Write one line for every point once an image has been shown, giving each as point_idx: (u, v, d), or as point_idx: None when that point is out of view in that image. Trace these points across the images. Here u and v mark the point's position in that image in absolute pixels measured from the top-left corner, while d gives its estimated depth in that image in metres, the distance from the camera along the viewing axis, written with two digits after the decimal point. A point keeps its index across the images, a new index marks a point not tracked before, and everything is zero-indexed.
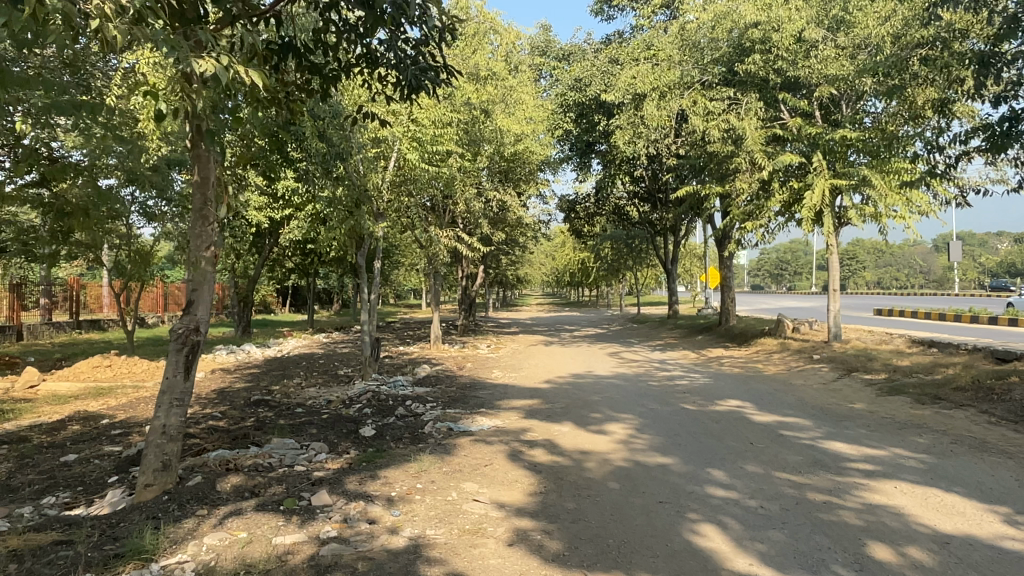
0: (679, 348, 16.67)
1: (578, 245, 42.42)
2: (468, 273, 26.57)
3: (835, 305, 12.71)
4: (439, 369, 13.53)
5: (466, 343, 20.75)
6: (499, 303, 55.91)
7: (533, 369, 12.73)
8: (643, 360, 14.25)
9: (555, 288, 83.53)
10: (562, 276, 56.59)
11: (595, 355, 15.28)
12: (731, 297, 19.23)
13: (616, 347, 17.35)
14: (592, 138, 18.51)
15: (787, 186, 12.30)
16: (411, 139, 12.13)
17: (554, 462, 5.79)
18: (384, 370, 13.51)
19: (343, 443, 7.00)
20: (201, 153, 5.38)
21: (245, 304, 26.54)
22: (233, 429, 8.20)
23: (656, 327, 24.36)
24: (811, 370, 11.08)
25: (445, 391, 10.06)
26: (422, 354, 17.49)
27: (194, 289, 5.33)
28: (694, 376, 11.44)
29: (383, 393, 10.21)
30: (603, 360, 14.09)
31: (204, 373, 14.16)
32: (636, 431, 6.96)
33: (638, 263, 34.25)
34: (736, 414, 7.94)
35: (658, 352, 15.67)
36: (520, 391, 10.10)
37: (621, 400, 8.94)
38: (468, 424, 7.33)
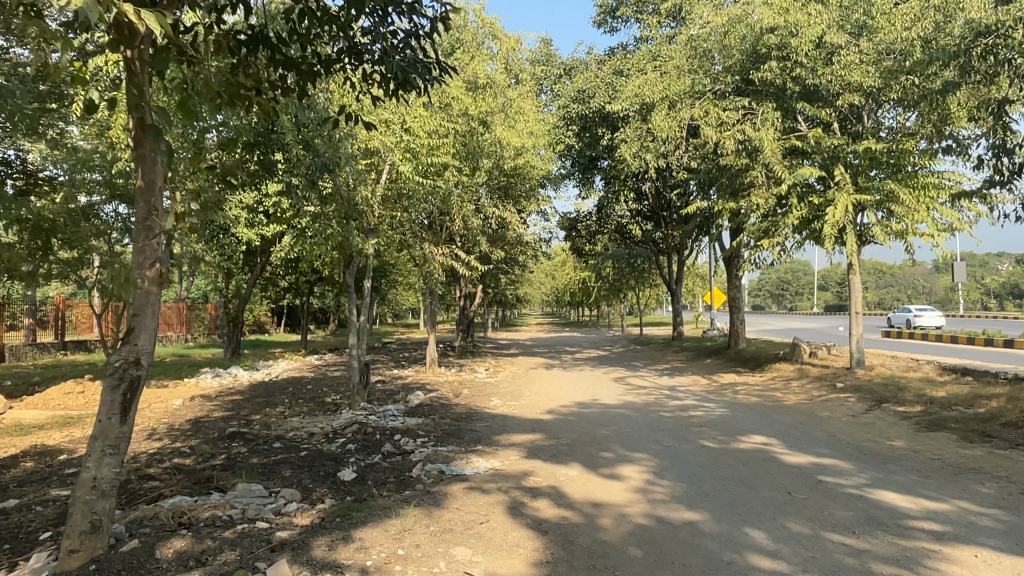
0: (688, 373, 15.79)
1: (578, 264, 41.67)
2: (466, 293, 25.76)
3: (857, 329, 11.87)
4: (433, 397, 12.64)
5: (464, 366, 19.88)
6: (498, 323, 55.05)
7: (534, 397, 11.86)
8: (651, 386, 13.38)
9: (555, 307, 82.63)
10: (561, 296, 55.80)
11: (600, 381, 14.40)
12: (740, 319, 18.39)
13: (621, 371, 16.48)
14: (595, 153, 17.79)
15: (807, 201, 11.49)
16: (404, 150, 11.34)
17: (563, 519, 4.91)
18: (374, 397, 12.61)
19: (318, 490, 6.10)
20: (145, 154, 4.52)
21: (235, 325, 25.64)
22: (199, 470, 7.30)
23: (660, 350, 23.49)
24: (836, 400, 10.22)
25: (438, 424, 9.17)
26: (417, 379, 16.60)
27: (134, 315, 4.46)
28: (709, 406, 10.56)
29: (370, 426, 9.32)
30: (608, 387, 13.22)
31: (182, 400, 13.26)
32: (654, 476, 6.08)
33: (640, 282, 33.48)
34: (764, 454, 7.06)
35: (666, 378, 14.80)
36: (521, 423, 9.23)
37: (633, 435, 8.06)
38: (461, 466, 6.44)
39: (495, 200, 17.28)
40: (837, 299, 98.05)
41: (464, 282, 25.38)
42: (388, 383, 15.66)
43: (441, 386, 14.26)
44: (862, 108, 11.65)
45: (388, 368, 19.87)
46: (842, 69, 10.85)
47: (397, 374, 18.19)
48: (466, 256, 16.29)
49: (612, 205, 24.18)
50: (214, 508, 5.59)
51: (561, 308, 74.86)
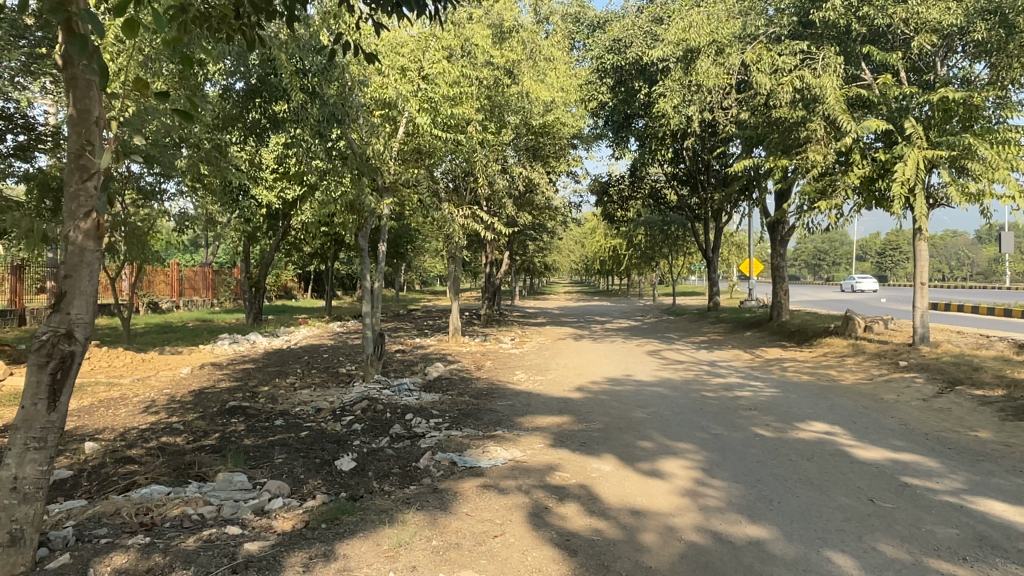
0: (728, 346, 14.72)
1: (609, 231, 40.46)
2: (493, 260, 24.82)
3: (923, 301, 10.70)
4: (454, 369, 11.78)
5: (489, 336, 19.02)
6: (526, 291, 54.13)
7: (563, 372, 10.93)
8: (689, 361, 12.37)
9: (585, 276, 81.39)
10: (591, 264, 54.63)
11: (634, 354, 13.41)
12: (784, 289, 17.20)
13: (656, 343, 15.46)
14: (631, 110, 16.60)
15: (870, 159, 10.28)
16: (421, 100, 10.31)
17: (597, 531, 4.00)
18: (390, 369, 11.80)
19: (310, 482, 5.25)
20: (77, 74, 3.59)
21: (257, 290, 25.03)
22: (186, 452, 6.53)
23: (695, 321, 22.38)
24: (900, 381, 9.14)
25: (456, 402, 8.30)
26: (439, 349, 15.77)
27: (65, 276, 3.58)
28: (756, 385, 9.54)
29: (382, 402, 8.49)
30: (643, 361, 12.25)
31: (190, 369, 12.60)
32: (703, 475, 5.14)
33: (674, 250, 32.24)
34: (830, 447, 6.06)
35: (705, 352, 13.76)
36: (548, 402, 8.32)
37: (674, 420, 7.10)
38: (477, 456, 5.56)
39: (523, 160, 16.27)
40: (875, 270, 95.31)
41: (492, 248, 24.44)
42: (409, 353, 14.84)
43: (464, 358, 13.40)
44: (934, 55, 10.34)
45: (411, 337, 19.09)
46: (920, 5, 9.59)
47: (420, 343, 17.39)
48: (490, 219, 15.34)
49: (646, 166, 22.98)
50: (185, 504, 4.78)
51: (591, 277, 73.67)
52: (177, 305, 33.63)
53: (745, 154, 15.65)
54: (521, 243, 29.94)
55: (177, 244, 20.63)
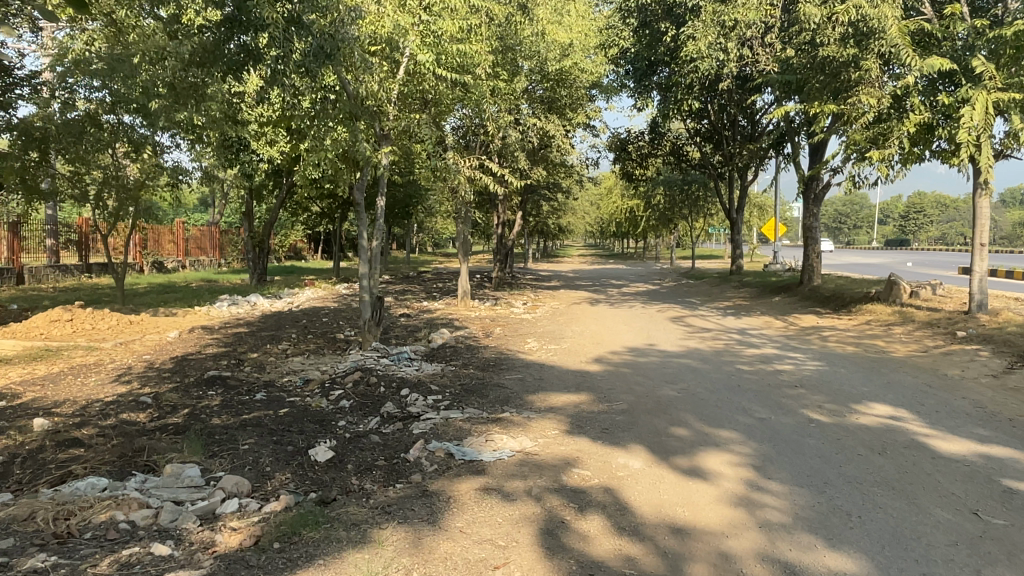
0: (757, 313, 13.68)
1: (627, 192, 39.15)
2: (505, 221, 23.74)
3: (983, 264, 9.60)
4: (461, 336, 10.84)
5: (501, 299, 18.08)
6: (539, 253, 53.03)
7: (579, 340, 9.96)
8: (718, 329, 11.35)
9: (600, 240, 79.93)
10: (607, 226, 53.39)
11: (656, 321, 12.39)
12: (815, 252, 16.09)
13: (678, 308, 14.44)
14: (655, 57, 15.36)
15: (930, 103, 9.07)
16: (419, 31, 9.38)
17: (630, 561, 3.05)
18: (391, 335, 10.88)
19: (277, 477, 4.34)
20: None
21: (261, 250, 24.13)
22: (144, 433, 5.63)
23: (717, 285, 21.29)
24: (962, 354, 8.08)
25: (460, 375, 7.36)
26: (447, 313, 14.83)
27: None
28: (797, 357, 8.51)
29: (378, 373, 7.57)
30: (668, 329, 11.23)
31: (178, 333, 11.76)
32: (756, 476, 4.17)
33: (694, 211, 31.02)
34: (902, 437, 5.07)
35: (732, 318, 12.72)
36: (564, 375, 7.35)
37: (710, 400, 6.13)
38: (480, 446, 4.62)
39: (540, 110, 15.15)
40: (897, 235, 93.25)
41: (503, 206, 23.36)
42: (414, 317, 13.92)
43: (473, 322, 12.48)
44: None
45: (418, 300, 18.17)
46: None
47: (427, 307, 16.46)
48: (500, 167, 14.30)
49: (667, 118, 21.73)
50: (115, 509, 3.86)
51: (606, 240, 72.32)
52: (183, 265, 32.90)
53: (778, 103, 14.45)
54: (535, 203, 28.81)
55: (175, 202, 19.72)
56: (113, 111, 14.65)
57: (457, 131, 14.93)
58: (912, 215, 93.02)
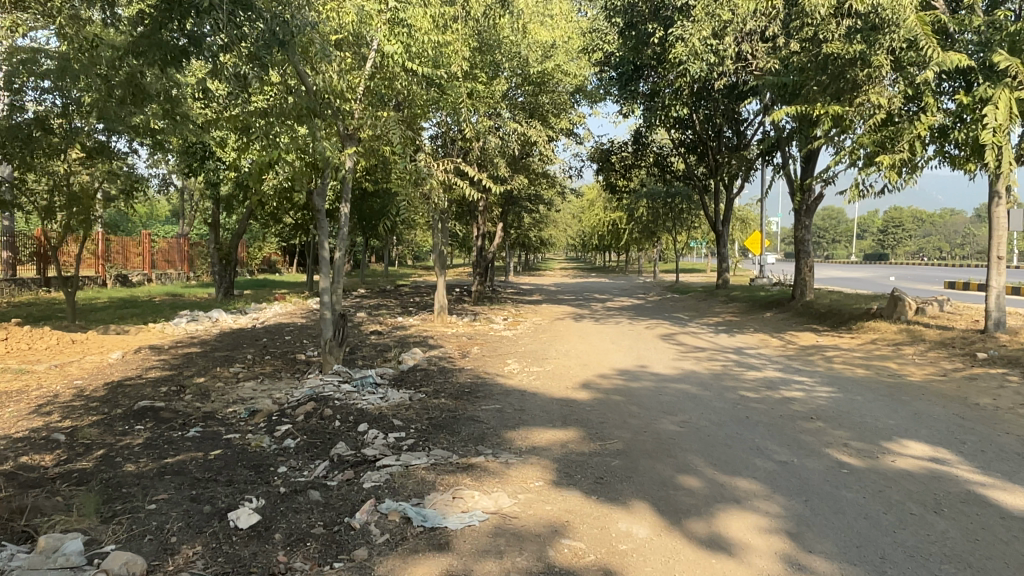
0: (751, 329, 12.87)
1: (609, 204, 38.48)
2: (485, 233, 22.84)
3: (1000, 279, 8.85)
4: (434, 357, 9.88)
5: (479, 315, 17.18)
6: (520, 267, 52.14)
7: (563, 362, 9.04)
8: (714, 348, 10.48)
9: (581, 252, 79.39)
10: (589, 240, 52.70)
11: (645, 339, 11.51)
12: (808, 266, 15.34)
13: (667, 325, 13.58)
14: (641, 60, 14.62)
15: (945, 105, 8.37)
16: (385, 20, 8.47)
17: None
18: (358, 357, 9.91)
19: (184, 552, 3.38)
20: None
21: (228, 262, 23.02)
22: (37, 484, 4.62)
23: (704, 300, 20.50)
24: (988, 379, 7.28)
25: (428, 405, 6.42)
26: (421, 330, 13.87)
27: None
28: (805, 382, 7.66)
29: (335, 403, 6.60)
30: (660, 349, 10.35)
31: (123, 354, 10.69)
32: (793, 548, 3.28)
33: (677, 223, 30.36)
34: (953, 487, 4.22)
35: (727, 336, 11.87)
36: (547, 405, 6.42)
37: (719, 438, 5.25)
38: (445, 506, 3.68)
39: (522, 115, 14.30)
40: (876, 249, 93.69)
41: (483, 216, 22.48)
42: (385, 335, 12.94)
43: (449, 341, 11.53)
44: None
45: (392, 316, 17.17)
46: None
47: (400, 323, 15.47)
48: (478, 173, 13.43)
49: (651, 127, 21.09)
50: None
51: (587, 253, 71.65)
52: (149, 278, 31.62)
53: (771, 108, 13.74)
54: (515, 214, 27.99)
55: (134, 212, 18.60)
56: (64, 114, 13.62)
57: (433, 137, 14.03)
58: (891, 229, 93.53)
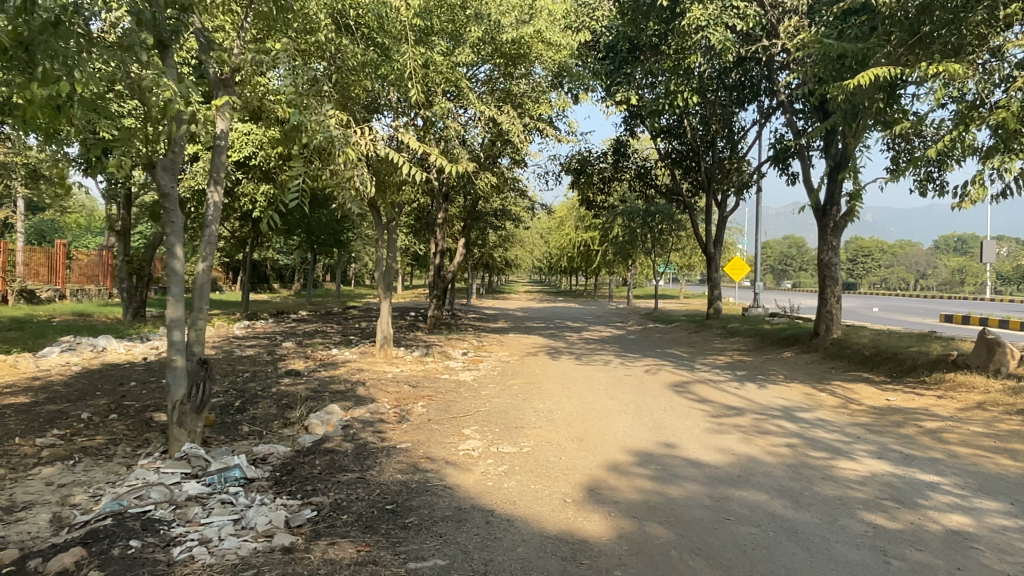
0: (782, 377, 9.94)
1: (581, 223, 35.81)
2: (443, 249, 19.80)
3: None
4: (356, 421, 6.69)
5: (434, 348, 14.02)
6: (483, 289, 48.92)
7: (546, 436, 5.98)
8: (755, 408, 7.51)
9: (547, 276, 76.83)
10: (556, 262, 50.00)
11: (651, 389, 8.52)
12: (836, 296, 12.53)
13: (671, 367, 10.59)
14: (640, 36, 11.91)
15: None
16: None
17: None
18: (243, 422, 6.69)
19: None
20: None
21: (140, 277, 19.44)
22: None
23: (696, 332, 17.61)
24: None
25: (304, 560, 3.27)
26: (354, 369, 10.67)
27: None
28: (945, 489, 4.71)
29: (127, 551, 3.42)
30: (680, 408, 7.34)
31: None
32: None
33: (657, 246, 27.66)
34: None
35: (756, 389, 8.92)
36: (534, 559, 3.33)
37: None
38: None
39: (491, 98, 11.36)
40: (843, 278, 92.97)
41: (441, 229, 19.45)
42: (304, 377, 9.71)
43: (384, 389, 8.40)
44: None
45: (324, 348, 13.88)
46: None
47: (331, 359, 12.23)
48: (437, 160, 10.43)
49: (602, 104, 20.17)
50: None
51: (555, 276, 68.61)
52: (61, 293, 27.60)
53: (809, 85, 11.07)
54: (479, 231, 24.98)
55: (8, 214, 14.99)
56: None
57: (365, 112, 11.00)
58: (859, 259, 92.80)
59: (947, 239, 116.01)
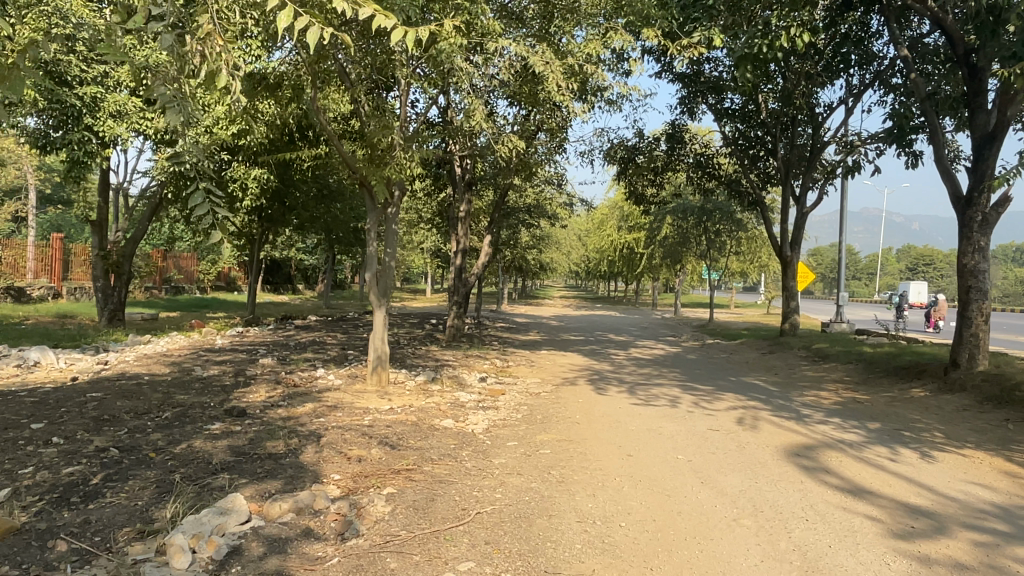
0: (939, 433, 6.77)
1: (624, 223, 32.73)
2: (465, 248, 16.97)
3: None
4: (256, 536, 3.74)
5: (446, 369, 11.11)
6: (516, 295, 45.96)
7: None
8: (951, 509, 4.43)
9: (583, 282, 73.74)
10: (596, 267, 46.93)
11: (757, 458, 5.49)
12: (985, 313, 9.20)
13: (768, 414, 7.49)
14: None
15: None
16: None
17: None
18: (60, 536, 3.77)
19: None
20: None
21: (120, 275, 16.91)
22: None
23: (771, 352, 14.42)
24: None
25: None
26: (327, 403, 7.82)
27: None
28: None
29: None
30: (826, 510, 4.30)
31: None
32: None
33: (710, 250, 24.48)
34: None
35: (918, 459, 5.82)
36: None
37: None
38: None
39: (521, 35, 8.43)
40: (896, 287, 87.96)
41: (464, 222, 16.60)
42: (248, 419, 6.89)
43: (346, 448, 5.51)
44: None
45: (309, 366, 11.07)
46: None
47: (310, 384, 9.41)
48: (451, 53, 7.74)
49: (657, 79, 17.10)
50: None
51: (594, 281, 65.26)
52: (58, 292, 25.35)
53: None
54: (511, 229, 22.08)
55: None
56: None
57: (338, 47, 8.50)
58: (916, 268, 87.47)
59: (1005, 248, 109.57)
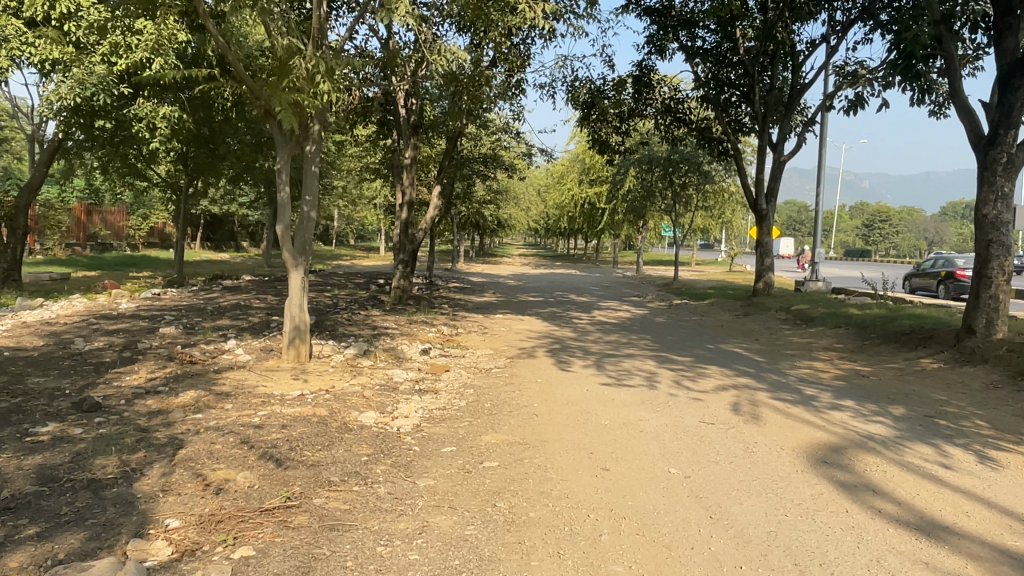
0: (981, 423, 5.44)
1: (586, 178, 31.17)
2: (411, 200, 15.22)
3: None
4: None
5: (381, 338, 9.50)
6: (473, 253, 44.26)
7: None
8: None
9: (541, 240, 72.40)
10: (556, 224, 45.44)
11: (776, 471, 4.04)
12: (1004, 270, 7.95)
13: (767, 396, 6.10)
14: None
15: None
16: None
17: None
18: None
19: None
20: None
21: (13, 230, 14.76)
22: None
23: (748, 315, 13.14)
24: None
25: None
26: (218, 389, 6.17)
27: None
28: None
29: None
30: (903, 573, 2.86)
31: None
32: None
33: (676, 206, 23.13)
34: None
35: (976, 464, 4.45)
36: None
37: None
38: None
39: None
40: (851, 245, 88.56)
41: (410, 171, 14.82)
42: (100, 416, 5.22)
43: (207, 468, 3.89)
44: None
45: (219, 337, 9.37)
46: None
47: (210, 361, 7.70)
48: None
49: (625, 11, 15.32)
50: None
51: (552, 238, 63.75)
52: None
53: None
54: (464, 182, 20.32)
55: None
56: None
57: None
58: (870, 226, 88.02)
59: (953, 207, 111.69)
